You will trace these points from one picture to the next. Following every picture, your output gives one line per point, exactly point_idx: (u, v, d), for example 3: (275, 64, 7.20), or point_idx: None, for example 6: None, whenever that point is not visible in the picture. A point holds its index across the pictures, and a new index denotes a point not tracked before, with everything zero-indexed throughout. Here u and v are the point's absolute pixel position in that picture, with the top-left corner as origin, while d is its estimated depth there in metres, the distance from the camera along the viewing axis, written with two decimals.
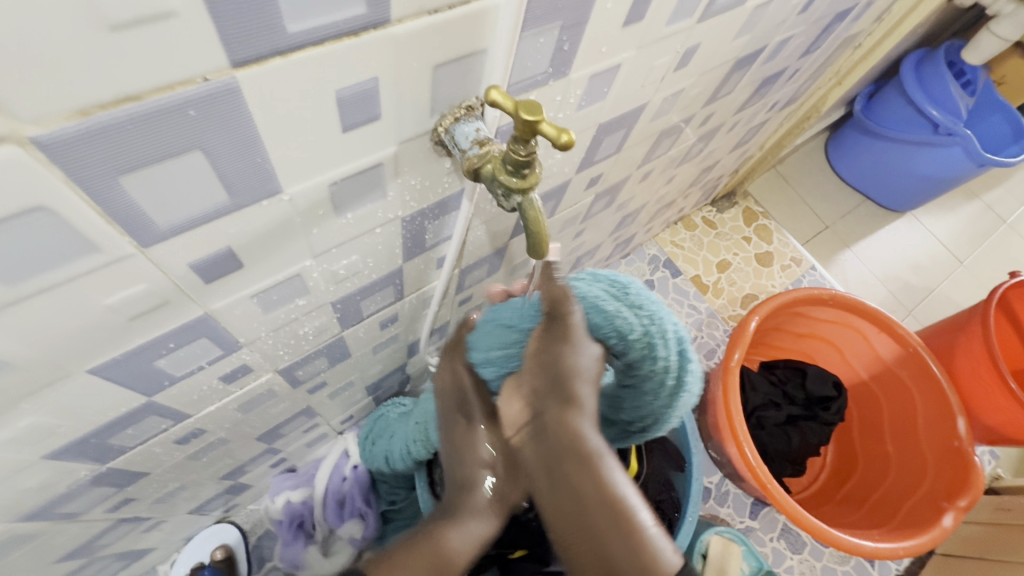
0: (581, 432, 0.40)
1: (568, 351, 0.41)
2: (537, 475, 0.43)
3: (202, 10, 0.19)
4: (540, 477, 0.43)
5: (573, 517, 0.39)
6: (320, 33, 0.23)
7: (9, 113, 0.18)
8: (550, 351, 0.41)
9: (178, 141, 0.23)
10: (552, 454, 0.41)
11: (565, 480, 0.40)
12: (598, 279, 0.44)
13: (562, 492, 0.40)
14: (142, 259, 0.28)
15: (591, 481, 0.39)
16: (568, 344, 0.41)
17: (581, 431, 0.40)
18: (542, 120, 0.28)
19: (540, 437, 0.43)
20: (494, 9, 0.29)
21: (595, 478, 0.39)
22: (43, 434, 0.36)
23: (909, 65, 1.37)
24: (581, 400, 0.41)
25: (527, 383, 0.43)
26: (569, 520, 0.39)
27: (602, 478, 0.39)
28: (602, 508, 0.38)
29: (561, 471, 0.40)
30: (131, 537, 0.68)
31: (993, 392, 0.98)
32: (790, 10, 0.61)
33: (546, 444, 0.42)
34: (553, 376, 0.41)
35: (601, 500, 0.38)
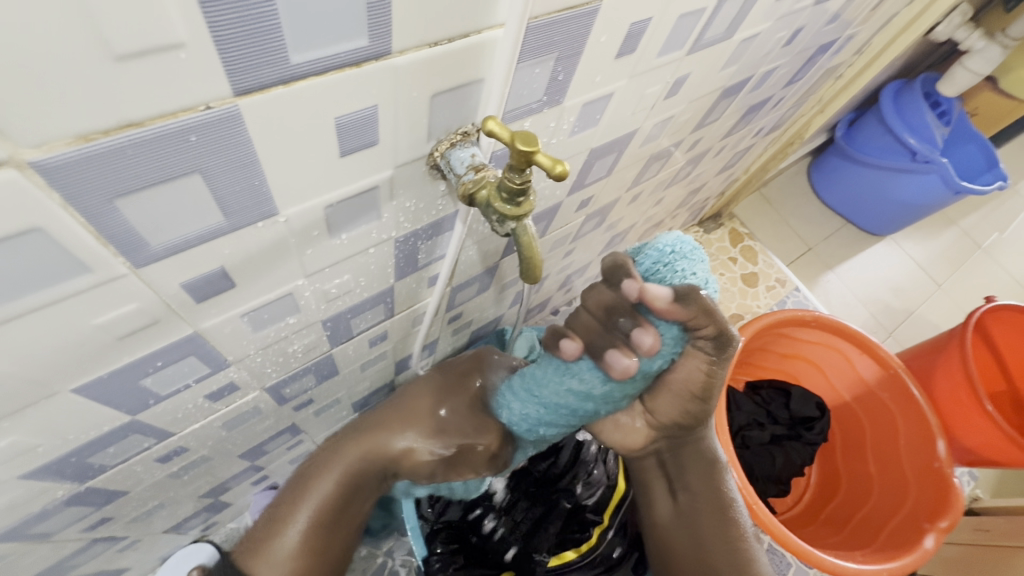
0: (714, 454, 0.60)
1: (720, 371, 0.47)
2: (659, 484, 0.62)
3: (209, 40, 0.20)
4: (661, 490, 0.62)
5: (695, 519, 0.60)
6: (323, 63, 0.23)
7: (11, 139, 0.18)
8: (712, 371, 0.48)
9: (178, 165, 0.23)
10: (682, 472, 0.60)
11: (688, 492, 0.60)
12: (695, 261, 0.41)
13: (683, 502, 0.60)
14: (134, 279, 0.28)
15: (711, 494, 0.60)
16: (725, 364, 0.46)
17: (712, 453, 0.60)
18: (537, 151, 0.28)
19: (673, 457, 0.60)
20: (492, 41, 0.29)
21: (713, 494, 0.60)
22: (22, 453, 0.35)
23: (888, 94, 1.42)
24: (711, 438, 0.59)
25: (666, 416, 0.55)
26: (687, 521, 0.60)
27: (719, 493, 0.60)
28: (714, 512, 0.59)
29: (685, 489, 0.60)
30: (105, 557, 0.66)
31: (971, 414, 1.00)
32: (775, 43, 0.63)
33: (676, 463, 0.60)
34: (696, 421, 0.55)
35: (716, 510, 0.60)
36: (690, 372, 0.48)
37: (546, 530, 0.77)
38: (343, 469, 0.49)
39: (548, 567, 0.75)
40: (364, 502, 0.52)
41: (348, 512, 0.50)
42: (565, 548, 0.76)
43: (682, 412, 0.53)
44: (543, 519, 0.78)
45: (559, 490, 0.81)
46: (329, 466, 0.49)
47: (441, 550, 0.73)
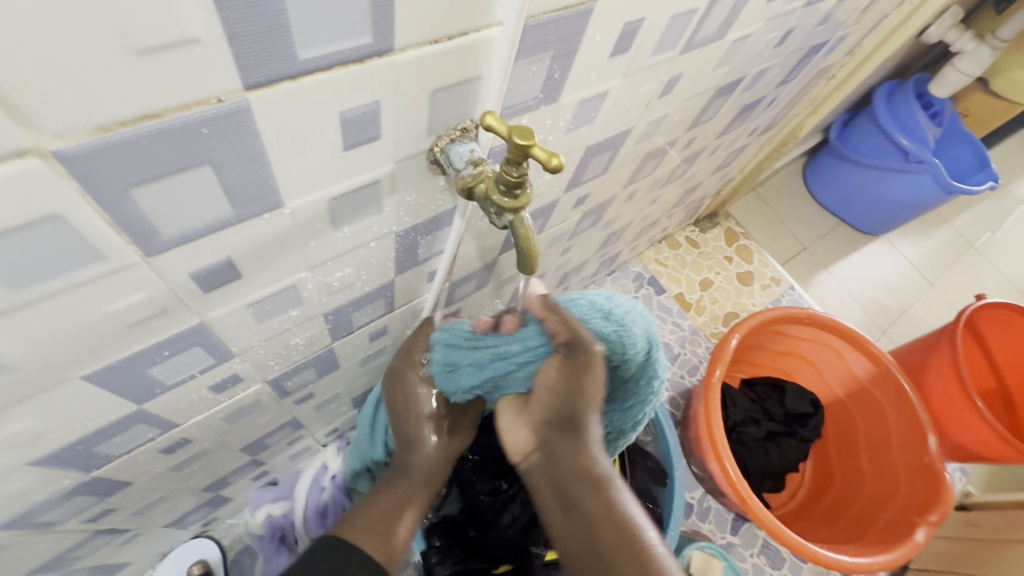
0: (597, 463, 0.44)
1: (588, 385, 0.44)
2: (552, 502, 0.46)
3: (222, 38, 0.21)
4: (556, 510, 0.45)
5: (592, 555, 0.41)
6: (329, 59, 0.24)
7: (35, 128, 0.19)
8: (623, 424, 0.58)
9: (190, 157, 0.24)
10: (566, 484, 0.45)
11: (582, 507, 0.43)
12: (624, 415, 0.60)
13: (578, 526, 0.43)
14: (145, 268, 0.29)
15: (608, 511, 0.42)
16: (589, 377, 0.44)
17: (594, 455, 0.45)
18: (534, 145, 0.29)
19: (551, 465, 0.46)
20: (491, 40, 0.30)
21: (610, 509, 0.42)
22: (32, 440, 0.36)
23: (881, 95, 1.44)
24: (596, 443, 0.45)
25: (537, 414, 0.47)
26: (585, 550, 0.42)
27: (614, 507, 0.43)
28: (614, 539, 0.41)
29: (578, 504, 0.44)
30: (107, 550, 0.67)
31: (962, 411, 1.01)
32: (766, 45, 0.64)
33: (557, 471, 0.46)
34: (572, 420, 0.45)
35: (617, 527, 0.41)
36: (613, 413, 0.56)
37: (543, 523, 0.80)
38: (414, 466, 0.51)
39: (545, 561, 0.77)
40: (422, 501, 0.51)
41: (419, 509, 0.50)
42: None
43: (546, 409, 0.46)
44: None
45: None
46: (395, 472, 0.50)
47: (439, 544, 0.76)
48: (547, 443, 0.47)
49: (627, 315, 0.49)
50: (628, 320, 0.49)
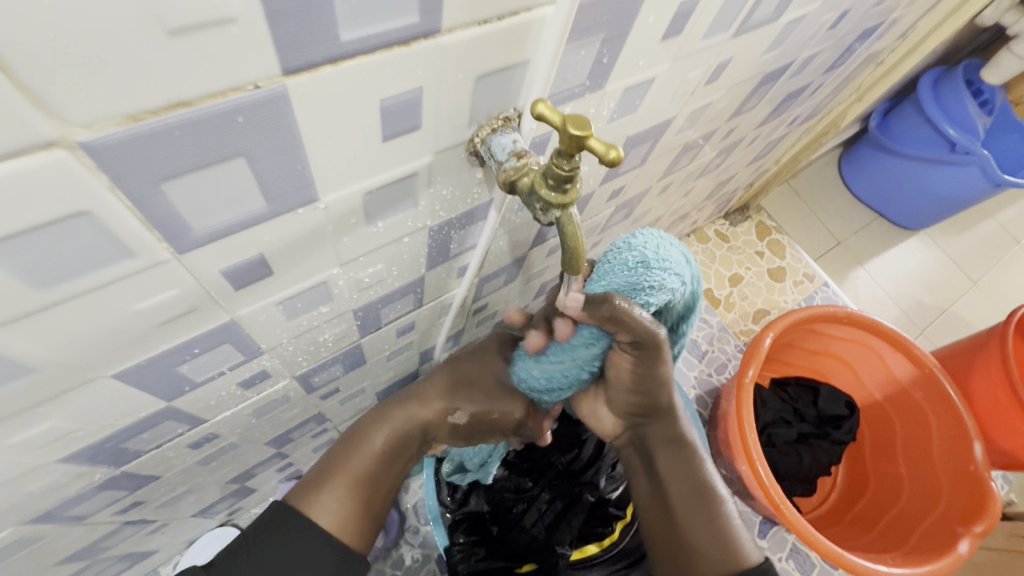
0: (684, 439, 0.52)
1: (661, 369, 0.46)
2: (636, 468, 0.55)
3: (261, 17, 0.19)
4: (640, 476, 0.54)
5: (666, 504, 0.51)
6: (372, 42, 0.22)
7: (61, 118, 0.18)
8: (642, 373, 0.46)
9: (225, 149, 0.22)
10: (654, 456, 0.53)
11: (662, 477, 0.52)
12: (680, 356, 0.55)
13: (659, 492, 0.52)
14: (175, 266, 0.27)
15: (686, 476, 0.51)
16: (662, 364, 0.45)
17: (680, 434, 0.52)
18: (590, 135, 0.27)
19: (639, 442, 0.54)
20: (542, 20, 0.28)
21: (693, 480, 0.51)
22: (62, 438, 0.35)
23: (927, 83, 1.37)
24: (681, 420, 0.52)
25: (624, 398, 0.50)
26: (661, 510, 0.52)
27: (698, 478, 0.52)
28: (691, 501, 0.51)
29: (661, 474, 0.52)
30: (136, 539, 0.67)
31: (1010, 416, 0.96)
32: (819, 28, 0.60)
33: (645, 447, 0.53)
34: (657, 407, 0.50)
35: (697, 497, 0.51)
36: (621, 371, 0.48)
37: (569, 523, 0.76)
38: (388, 432, 0.50)
39: (570, 561, 0.74)
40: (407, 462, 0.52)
41: (393, 483, 0.51)
42: (587, 542, 0.75)
43: (629, 403, 0.51)
44: (565, 513, 0.77)
45: (582, 483, 0.80)
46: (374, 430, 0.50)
47: (462, 541, 0.76)
48: (634, 424, 0.53)
49: (660, 252, 0.42)
50: (665, 255, 0.42)
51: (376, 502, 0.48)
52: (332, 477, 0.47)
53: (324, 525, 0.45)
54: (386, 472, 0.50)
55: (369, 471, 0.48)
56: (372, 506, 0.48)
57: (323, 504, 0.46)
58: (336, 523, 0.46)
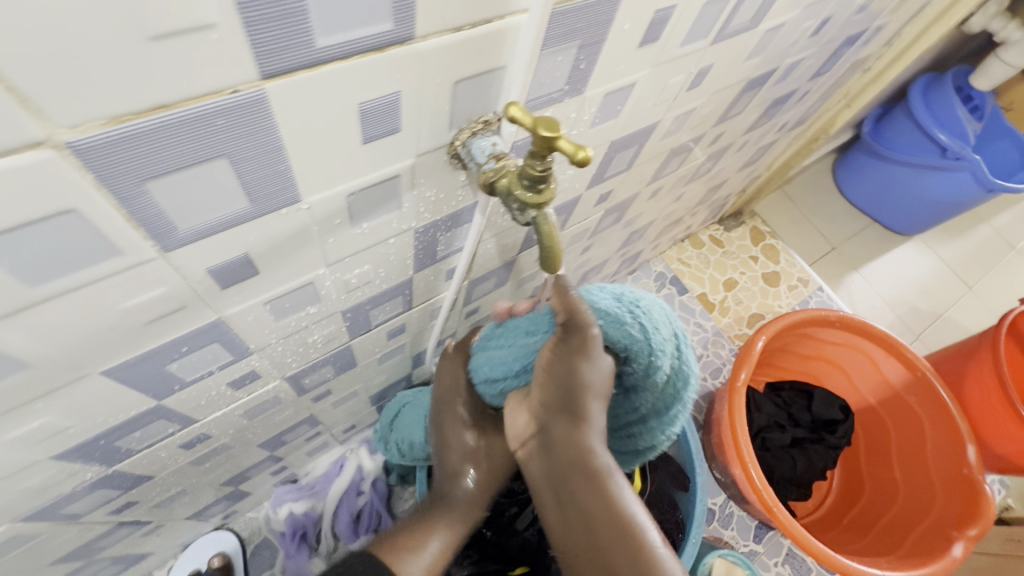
0: (594, 454, 0.39)
1: (584, 360, 0.40)
2: (545, 492, 0.42)
3: (239, 24, 0.20)
4: (548, 500, 0.41)
5: (582, 534, 0.39)
6: (348, 47, 0.23)
7: (48, 119, 0.19)
8: (562, 366, 0.41)
9: (207, 150, 0.23)
10: (564, 471, 0.40)
11: (572, 497, 0.40)
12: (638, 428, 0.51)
13: (568, 518, 0.39)
14: (162, 264, 0.28)
15: (596, 500, 0.38)
16: (586, 356, 0.40)
17: (589, 444, 0.40)
18: (560, 137, 0.28)
19: (547, 452, 0.42)
20: (516, 27, 0.29)
21: (605, 502, 0.38)
22: (53, 434, 0.36)
23: (917, 89, 1.38)
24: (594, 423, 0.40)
25: (536, 395, 0.42)
26: (578, 540, 0.39)
27: (611, 500, 0.38)
28: (606, 528, 0.37)
29: (570, 495, 0.39)
30: (130, 542, 0.68)
31: (1003, 420, 0.96)
32: (801, 35, 0.61)
33: (553, 458, 0.41)
34: (567, 398, 0.40)
35: (610, 522, 0.38)
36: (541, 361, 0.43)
37: None
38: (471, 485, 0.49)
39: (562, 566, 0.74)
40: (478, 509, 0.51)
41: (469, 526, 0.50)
42: None
43: (541, 394, 0.42)
44: None
45: None
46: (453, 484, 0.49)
47: None
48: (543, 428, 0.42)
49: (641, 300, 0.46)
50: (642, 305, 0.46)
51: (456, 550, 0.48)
52: (402, 554, 0.44)
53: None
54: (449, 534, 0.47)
55: (453, 522, 0.47)
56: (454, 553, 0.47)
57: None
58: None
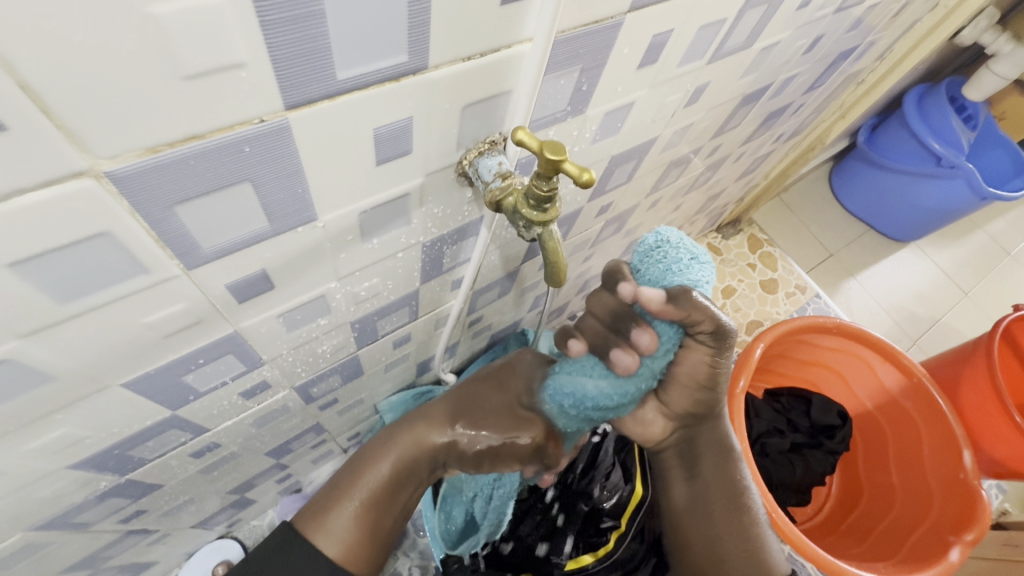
0: (731, 446, 0.55)
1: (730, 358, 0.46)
2: (674, 469, 0.56)
3: (267, 61, 0.21)
4: (678, 477, 0.55)
5: (703, 508, 0.54)
6: (365, 79, 0.25)
7: (90, 150, 0.20)
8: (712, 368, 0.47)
9: (233, 175, 0.25)
10: (698, 457, 0.54)
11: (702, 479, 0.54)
12: None
13: (698, 493, 0.54)
14: (185, 281, 0.29)
15: (727, 485, 0.54)
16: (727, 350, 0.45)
17: (726, 439, 0.54)
18: (565, 160, 0.29)
19: (685, 444, 0.55)
20: (521, 56, 0.31)
21: (732, 486, 0.54)
22: (72, 444, 0.37)
23: (911, 99, 1.41)
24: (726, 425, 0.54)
25: (681, 403, 0.51)
26: (700, 513, 0.54)
27: (736, 484, 0.54)
28: (727, 508, 0.53)
29: (701, 477, 0.54)
30: (137, 550, 0.68)
31: (998, 425, 0.97)
32: (794, 52, 0.63)
33: (692, 448, 0.54)
34: (709, 411, 0.52)
35: (735, 502, 0.53)
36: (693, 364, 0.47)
37: (564, 532, 0.77)
38: (393, 459, 0.48)
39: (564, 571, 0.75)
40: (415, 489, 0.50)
41: (399, 506, 0.49)
42: (582, 552, 0.76)
43: (694, 403, 0.51)
44: (561, 521, 0.78)
45: (577, 492, 0.80)
46: (379, 457, 0.48)
47: (460, 551, 0.76)
48: (685, 425, 0.54)
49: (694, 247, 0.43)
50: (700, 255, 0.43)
51: (375, 531, 0.47)
52: (340, 498, 0.47)
53: (328, 552, 0.45)
54: (390, 501, 0.48)
55: (373, 495, 0.47)
56: (371, 532, 0.47)
57: (331, 531, 0.46)
58: (342, 550, 0.46)
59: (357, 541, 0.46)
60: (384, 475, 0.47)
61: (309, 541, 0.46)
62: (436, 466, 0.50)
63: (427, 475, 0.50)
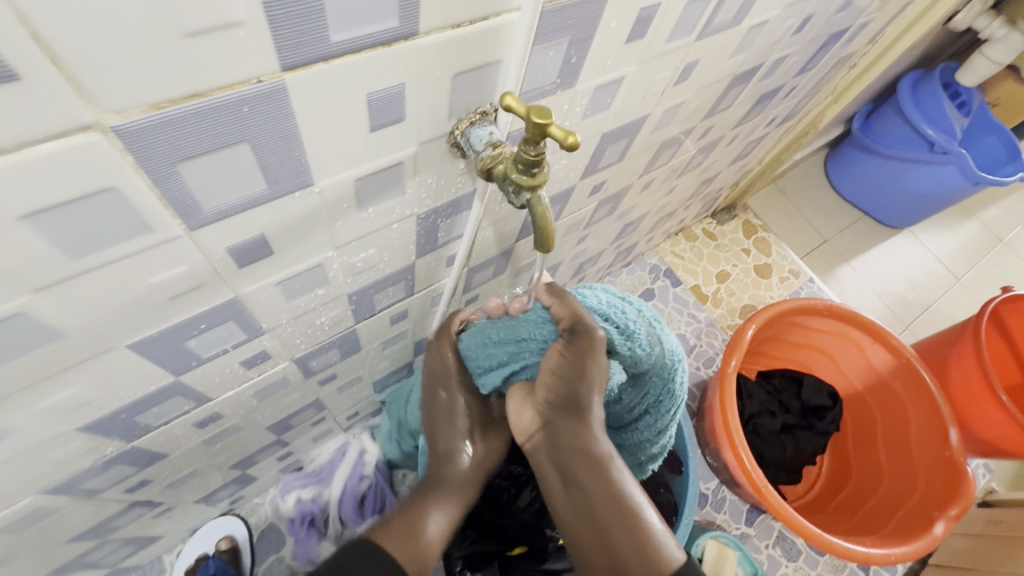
0: (595, 443, 0.48)
1: (589, 364, 0.48)
2: (553, 479, 0.50)
3: (264, 22, 0.22)
4: (557, 485, 0.50)
5: (585, 515, 0.47)
6: (358, 42, 0.26)
7: (97, 105, 0.21)
8: (573, 362, 0.49)
9: (233, 135, 0.26)
10: (568, 461, 0.49)
11: (579, 486, 0.48)
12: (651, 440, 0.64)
13: (576, 498, 0.48)
14: (187, 242, 0.31)
15: (602, 486, 0.47)
16: (594, 359, 0.48)
17: (592, 436, 0.48)
18: (551, 124, 0.30)
19: (552, 445, 0.50)
20: (509, 25, 0.32)
21: (609, 488, 0.47)
22: (81, 406, 0.38)
23: (906, 85, 1.41)
24: (594, 421, 0.49)
25: (542, 394, 0.51)
26: (584, 523, 0.47)
27: (614, 487, 0.47)
28: (611, 516, 0.46)
29: (578, 482, 0.48)
30: (142, 523, 0.70)
31: (985, 405, 0.99)
32: (784, 32, 0.64)
33: (557, 451, 0.50)
34: (566, 403, 0.50)
35: (615, 506, 0.46)
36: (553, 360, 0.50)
37: None
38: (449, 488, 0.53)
39: (559, 544, 0.80)
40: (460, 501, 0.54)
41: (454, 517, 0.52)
42: None
43: (552, 391, 0.50)
44: None
45: None
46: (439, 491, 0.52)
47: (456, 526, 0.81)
48: (548, 422, 0.51)
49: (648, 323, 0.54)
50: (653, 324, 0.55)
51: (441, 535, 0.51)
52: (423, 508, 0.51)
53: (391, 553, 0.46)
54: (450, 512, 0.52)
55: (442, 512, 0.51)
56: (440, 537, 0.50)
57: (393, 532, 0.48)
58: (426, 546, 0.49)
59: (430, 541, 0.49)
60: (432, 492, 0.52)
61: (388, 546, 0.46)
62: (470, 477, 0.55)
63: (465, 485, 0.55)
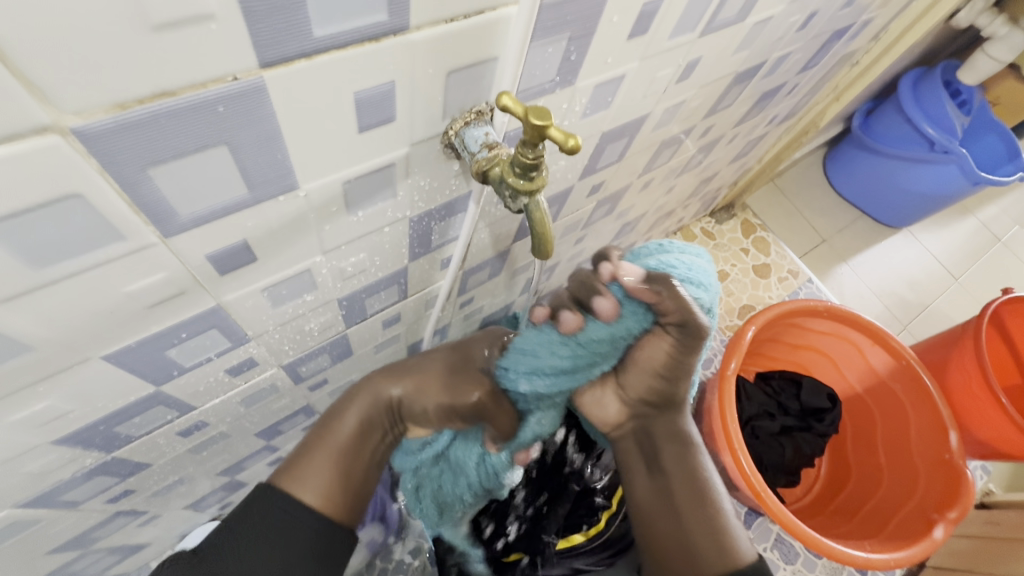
0: (686, 435, 0.58)
1: (690, 360, 0.51)
2: (639, 463, 0.59)
3: (239, 14, 0.21)
4: (641, 468, 0.59)
5: (668, 498, 0.56)
6: (343, 38, 0.24)
7: (54, 105, 0.19)
8: (675, 361, 0.51)
9: (208, 136, 0.24)
10: (657, 449, 0.57)
11: (662, 471, 0.57)
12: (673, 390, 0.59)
13: (660, 483, 0.57)
14: (163, 249, 0.29)
15: (685, 474, 0.56)
16: (693, 354, 0.50)
17: (683, 430, 0.57)
18: (551, 125, 0.29)
19: (643, 434, 0.59)
20: (506, 19, 0.30)
21: (692, 476, 0.56)
22: (55, 419, 0.37)
23: (906, 83, 1.40)
24: (685, 418, 0.58)
25: (637, 391, 0.56)
26: (664, 505, 0.56)
27: (696, 474, 0.56)
28: (692, 502, 0.55)
29: (664, 468, 0.57)
30: (127, 531, 0.68)
31: (985, 407, 0.98)
32: (788, 28, 0.63)
33: (649, 440, 0.58)
34: (664, 400, 0.56)
35: (695, 494, 0.56)
36: (656, 353, 0.51)
37: (554, 515, 0.78)
38: (358, 413, 0.50)
39: (556, 550, 0.77)
40: (378, 440, 0.52)
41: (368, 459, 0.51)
42: (573, 531, 0.78)
43: (650, 390, 0.55)
44: (551, 503, 0.78)
45: (569, 473, 0.80)
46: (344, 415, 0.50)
47: None
48: (639, 415, 0.58)
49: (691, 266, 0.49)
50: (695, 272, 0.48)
51: (353, 476, 0.49)
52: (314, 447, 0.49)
53: (310, 502, 0.47)
54: (358, 452, 0.50)
55: (344, 448, 0.49)
56: (350, 481, 0.49)
57: (309, 482, 0.47)
58: (321, 498, 0.47)
59: (332, 487, 0.48)
60: (345, 433, 0.49)
61: (291, 495, 0.46)
62: (396, 417, 0.53)
63: (389, 426, 0.53)
